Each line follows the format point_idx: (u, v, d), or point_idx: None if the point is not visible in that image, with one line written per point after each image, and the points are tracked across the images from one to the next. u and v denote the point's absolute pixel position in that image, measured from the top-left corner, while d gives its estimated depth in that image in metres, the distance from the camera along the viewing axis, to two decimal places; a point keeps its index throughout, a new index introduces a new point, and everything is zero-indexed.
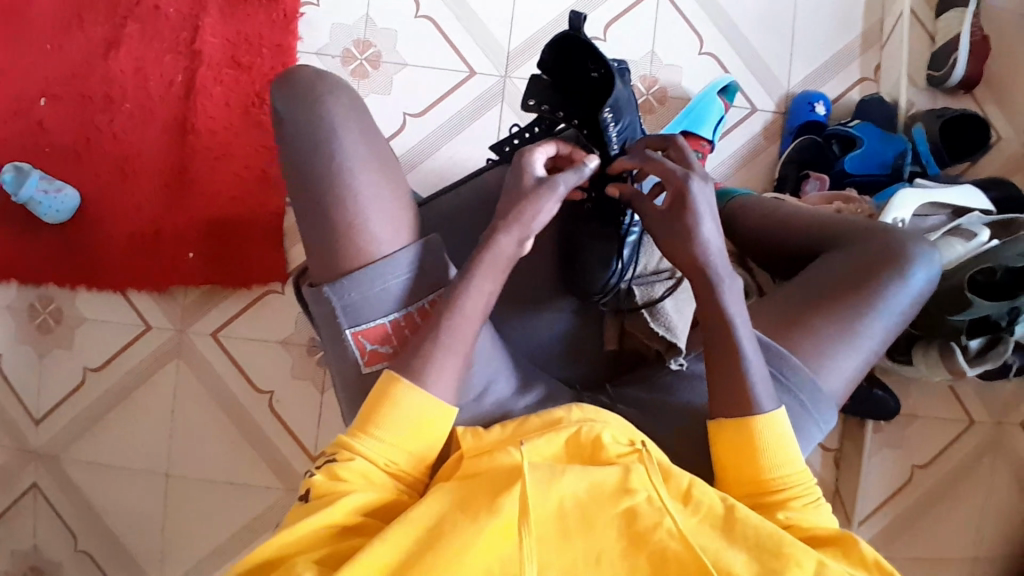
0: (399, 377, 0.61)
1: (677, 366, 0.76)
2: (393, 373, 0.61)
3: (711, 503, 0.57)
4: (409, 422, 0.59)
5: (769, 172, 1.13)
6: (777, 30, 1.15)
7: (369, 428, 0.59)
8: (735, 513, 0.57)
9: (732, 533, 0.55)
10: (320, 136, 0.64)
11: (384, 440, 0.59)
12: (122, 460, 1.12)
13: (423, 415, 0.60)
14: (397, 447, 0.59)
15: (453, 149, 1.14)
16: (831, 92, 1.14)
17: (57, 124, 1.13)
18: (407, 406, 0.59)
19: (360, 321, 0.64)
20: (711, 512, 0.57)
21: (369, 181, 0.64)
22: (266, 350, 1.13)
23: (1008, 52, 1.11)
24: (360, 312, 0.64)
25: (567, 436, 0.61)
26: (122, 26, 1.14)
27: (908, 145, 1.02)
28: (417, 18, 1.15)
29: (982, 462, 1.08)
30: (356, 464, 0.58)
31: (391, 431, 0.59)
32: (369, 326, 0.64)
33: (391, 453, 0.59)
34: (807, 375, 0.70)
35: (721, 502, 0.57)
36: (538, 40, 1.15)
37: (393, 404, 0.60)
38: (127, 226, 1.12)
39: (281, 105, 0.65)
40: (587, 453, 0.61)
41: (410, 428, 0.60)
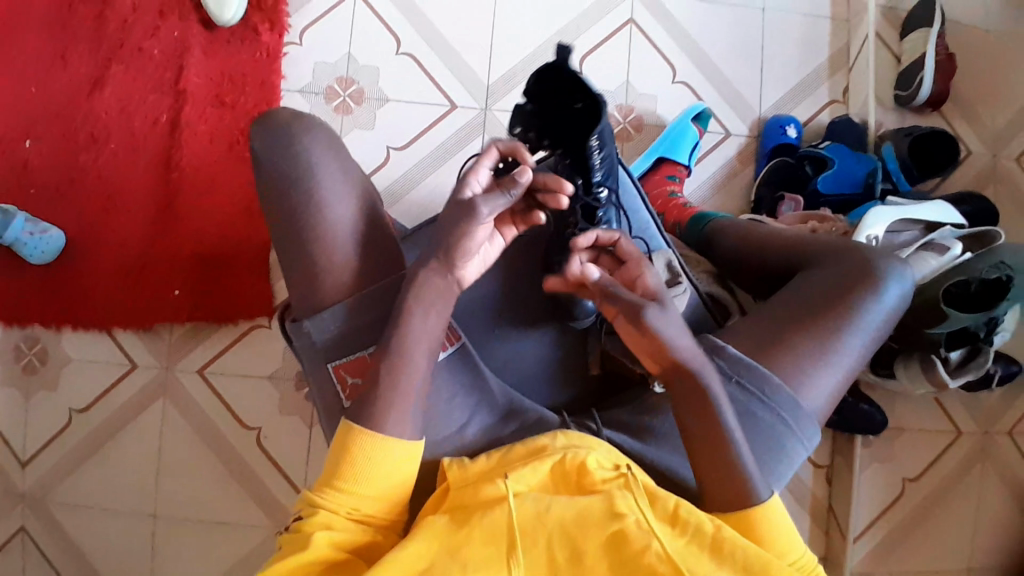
0: (353, 426, 0.62)
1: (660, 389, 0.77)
2: (346, 422, 0.63)
3: (698, 521, 0.58)
4: (370, 471, 0.61)
5: (745, 193, 1.16)
6: (747, 57, 1.19)
7: (335, 480, 0.62)
8: (721, 534, 0.57)
9: (721, 553, 0.56)
10: (302, 170, 0.66)
11: (346, 490, 0.61)
12: (109, 501, 1.10)
13: (379, 458, 0.61)
14: (361, 495, 0.61)
15: (437, 181, 1.16)
16: (801, 115, 1.17)
17: (42, 165, 1.14)
18: (367, 454, 0.61)
19: (340, 355, 0.68)
20: (698, 532, 0.57)
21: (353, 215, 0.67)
22: (251, 386, 1.12)
23: (971, 70, 1.15)
24: (337, 347, 0.68)
25: (552, 464, 0.63)
26: (105, 67, 1.15)
27: (878, 164, 1.05)
28: (398, 54, 1.18)
29: (971, 472, 1.09)
30: (321, 516, 0.60)
31: (350, 481, 0.61)
32: (347, 359, 0.68)
33: (358, 501, 0.61)
34: (787, 395, 0.72)
35: (708, 520, 0.58)
36: (516, 74, 1.18)
37: (348, 453, 0.62)
38: (113, 264, 1.12)
39: (263, 142, 0.67)
40: (571, 481, 0.63)
41: (368, 475, 0.61)
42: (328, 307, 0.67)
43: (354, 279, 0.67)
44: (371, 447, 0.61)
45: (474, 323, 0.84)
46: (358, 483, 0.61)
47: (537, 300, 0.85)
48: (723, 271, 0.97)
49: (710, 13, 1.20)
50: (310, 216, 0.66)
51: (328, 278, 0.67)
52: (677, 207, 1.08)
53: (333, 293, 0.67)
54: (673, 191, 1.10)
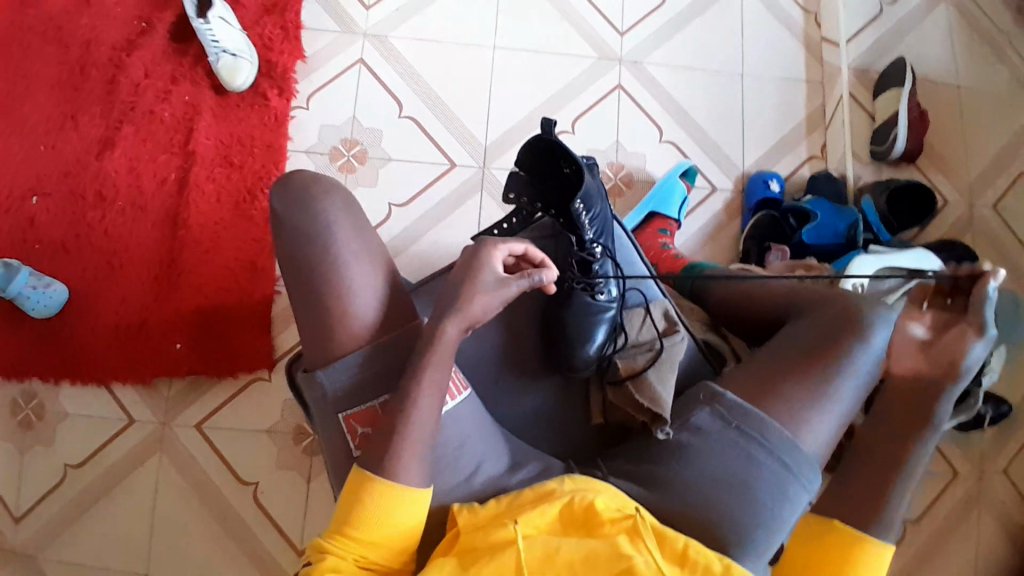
0: (362, 472, 0.62)
1: (664, 435, 0.76)
2: (357, 469, 0.63)
3: (708, 564, 0.61)
4: (376, 517, 0.61)
5: (733, 245, 1.21)
6: (729, 118, 1.26)
7: (342, 527, 0.61)
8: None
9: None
10: (318, 219, 0.69)
11: (353, 537, 0.61)
12: (99, 561, 1.07)
13: (392, 506, 0.61)
14: (368, 542, 0.61)
15: (438, 235, 1.20)
16: (783, 170, 1.24)
17: (50, 221, 1.17)
18: (374, 501, 0.61)
19: (350, 405, 0.68)
20: (706, 572, 0.60)
21: (367, 261, 0.70)
22: (250, 439, 1.12)
23: (941, 128, 1.23)
24: (347, 397, 0.68)
25: (562, 503, 0.64)
26: (117, 129, 1.20)
27: (859, 216, 1.10)
28: (400, 118, 1.25)
29: (970, 516, 1.09)
30: (328, 562, 0.60)
31: (357, 528, 0.61)
32: (357, 409, 0.68)
33: (364, 548, 0.61)
34: (787, 441, 0.72)
35: (716, 561, 0.61)
36: (512, 135, 1.25)
37: (358, 500, 0.61)
38: (116, 319, 1.13)
39: (280, 192, 0.70)
40: (581, 521, 0.63)
41: (374, 521, 0.61)
42: (340, 349, 0.69)
43: (367, 321, 0.69)
44: (379, 494, 0.61)
45: (478, 369, 0.85)
46: (369, 532, 0.61)
47: (537, 349, 0.87)
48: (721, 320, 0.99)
49: (691, 80, 1.28)
50: (323, 260, 0.68)
51: (340, 320, 0.68)
52: (669, 258, 1.12)
53: (344, 334, 0.69)
54: (665, 243, 1.14)
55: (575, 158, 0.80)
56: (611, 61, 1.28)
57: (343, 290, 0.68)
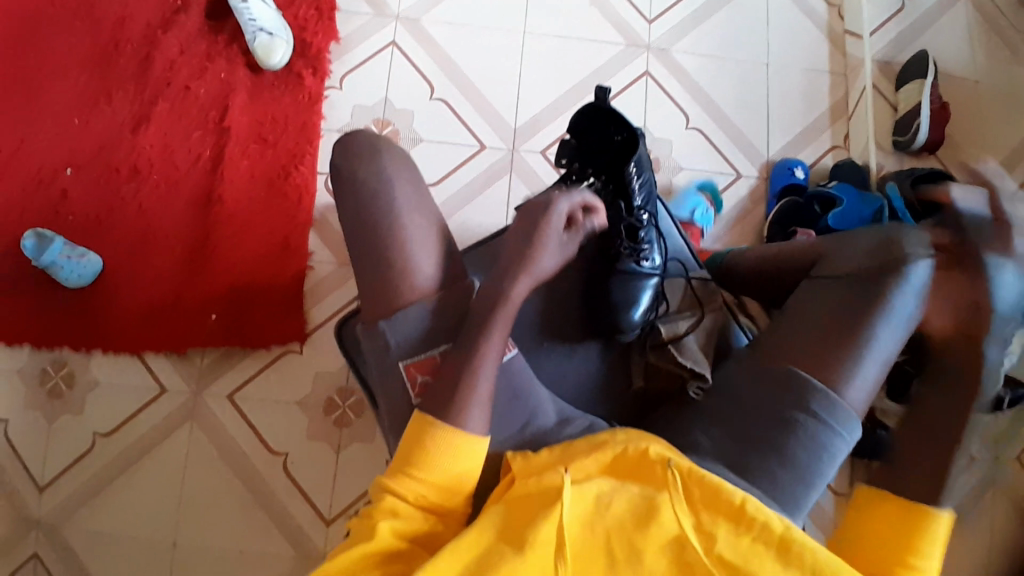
0: (426, 418, 0.67)
1: (694, 394, 0.80)
2: (420, 414, 0.68)
3: (763, 520, 0.64)
4: (436, 459, 0.66)
5: (757, 230, 1.24)
6: (754, 107, 1.29)
7: (405, 467, 0.66)
8: (789, 534, 0.63)
9: (786, 554, 0.63)
10: (386, 192, 0.77)
11: (414, 477, 0.66)
12: (129, 528, 1.08)
13: (451, 452, 0.66)
14: (426, 482, 0.66)
15: (467, 215, 1.22)
16: (807, 158, 1.26)
17: (84, 193, 1.18)
18: (434, 444, 0.66)
19: (411, 355, 0.73)
20: (767, 529, 0.64)
21: (423, 227, 0.77)
22: (280, 411, 1.13)
23: (962, 120, 1.25)
24: (409, 346, 0.73)
25: (614, 452, 0.70)
26: (153, 105, 1.22)
27: (884, 202, 1.11)
28: (432, 99, 1.27)
29: (987, 498, 1.11)
30: (388, 500, 0.65)
31: (418, 469, 0.66)
32: (418, 358, 0.73)
33: (422, 488, 0.66)
34: (828, 400, 0.72)
35: (778, 519, 0.64)
36: (540, 119, 1.27)
37: (421, 444, 0.67)
38: (150, 290, 1.15)
39: (351, 161, 0.79)
40: (631, 470, 0.69)
41: (434, 463, 0.66)
42: None
43: None
44: (440, 438, 0.66)
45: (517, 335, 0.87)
46: (430, 474, 0.66)
47: (578, 317, 0.88)
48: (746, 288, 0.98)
49: (718, 69, 1.30)
50: None
51: None
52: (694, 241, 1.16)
53: None
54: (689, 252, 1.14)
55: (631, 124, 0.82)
56: (639, 49, 1.31)
57: None
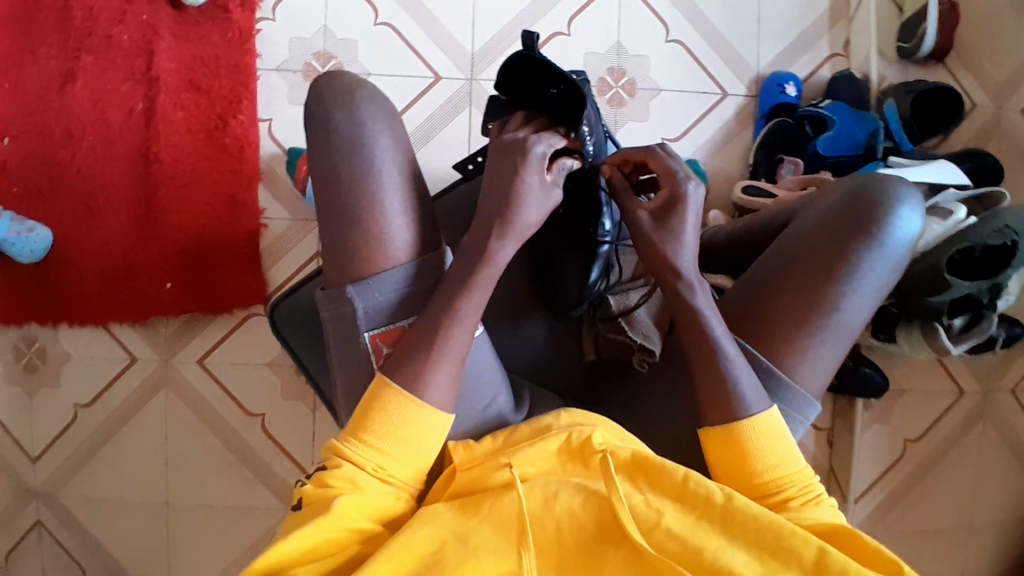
0: (390, 382, 0.62)
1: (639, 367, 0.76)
2: (381, 377, 0.62)
3: (708, 493, 0.59)
4: (397, 427, 0.60)
5: (744, 156, 1.12)
6: (742, 11, 1.13)
7: (362, 434, 0.60)
8: (732, 503, 0.59)
9: (731, 526, 0.58)
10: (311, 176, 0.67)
11: (374, 446, 0.60)
12: (121, 491, 1.12)
13: (414, 420, 0.61)
14: (386, 453, 0.60)
15: (424, 158, 1.13)
16: (800, 71, 1.12)
17: (19, 160, 1.11)
18: (398, 410, 0.60)
19: (376, 325, 0.65)
20: (708, 504, 0.59)
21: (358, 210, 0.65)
22: (252, 374, 1.13)
23: (981, 15, 1.09)
24: (377, 315, 0.65)
25: (557, 443, 0.64)
26: (74, 56, 1.11)
27: (879, 124, 1.01)
28: (376, 25, 1.13)
29: (972, 430, 1.09)
30: (344, 469, 0.59)
31: (379, 437, 0.60)
32: (386, 329, 0.65)
33: (382, 459, 0.60)
34: (751, 391, 0.64)
35: (719, 490, 0.59)
36: (500, 41, 1.13)
37: (382, 410, 0.61)
38: (104, 260, 1.11)
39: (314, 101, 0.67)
40: (578, 458, 0.64)
41: (396, 432, 0.60)
42: None
43: (338, 288, 0.65)
44: (403, 405, 0.60)
45: None
46: (392, 445, 0.60)
47: (532, 290, 0.85)
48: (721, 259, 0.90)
49: None
50: None
51: None
52: None
53: None
54: None
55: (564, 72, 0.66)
56: None
57: None
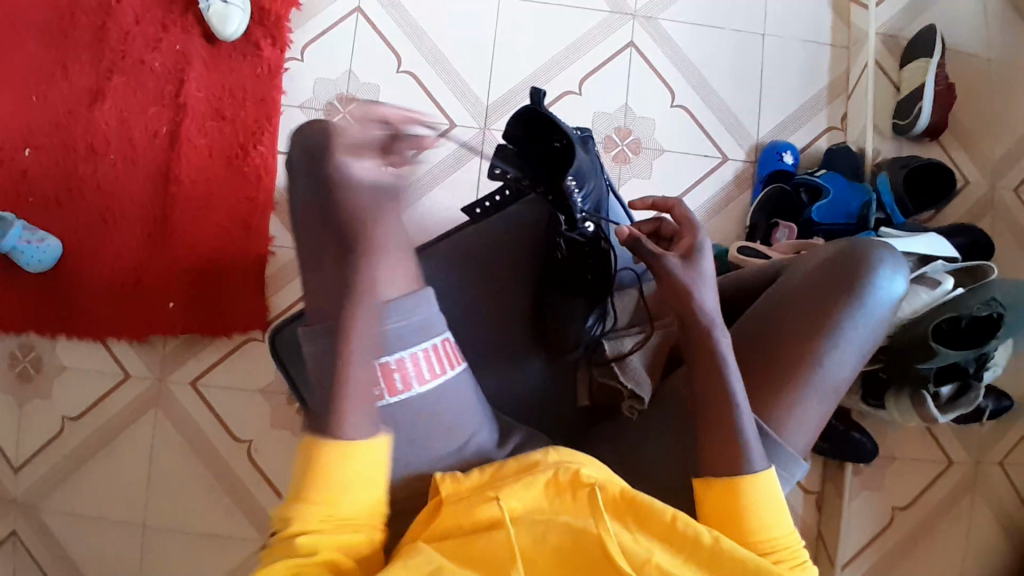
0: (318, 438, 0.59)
1: (630, 412, 0.78)
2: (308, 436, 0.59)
3: (698, 534, 0.60)
4: (338, 476, 0.58)
5: (741, 218, 1.16)
6: (745, 83, 1.19)
7: (304, 492, 0.58)
8: (720, 546, 0.59)
9: (717, 566, 0.59)
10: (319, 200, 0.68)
11: (318, 501, 0.58)
12: (99, 509, 1.10)
13: (349, 461, 0.58)
14: (335, 503, 0.58)
15: (434, 198, 1.16)
16: (799, 141, 1.18)
17: (40, 173, 1.14)
18: (331, 461, 0.58)
19: (353, 360, 0.60)
20: (696, 543, 0.59)
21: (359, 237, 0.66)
22: (245, 397, 1.13)
23: (969, 102, 1.16)
24: (357, 351, 0.60)
25: (545, 479, 0.62)
26: (107, 79, 1.16)
27: (873, 195, 1.05)
28: (399, 72, 1.19)
29: (961, 503, 1.08)
30: (297, 529, 0.57)
31: (322, 491, 0.58)
32: (362, 365, 0.60)
33: (331, 511, 0.58)
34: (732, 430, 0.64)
35: (707, 532, 0.60)
36: (514, 94, 1.19)
37: (316, 456, 0.58)
38: (110, 275, 1.13)
39: None
40: (567, 492, 0.62)
41: (338, 481, 0.58)
42: None
43: None
44: (337, 452, 0.58)
45: (462, 344, 0.83)
46: (334, 491, 0.58)
47: (525, 331, 0.84)
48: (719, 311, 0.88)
49: (709, 39, 1.20)
50: None
51: None
52: None
53: None
54: None
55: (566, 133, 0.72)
56: (624, 16, 1.21)
57: None
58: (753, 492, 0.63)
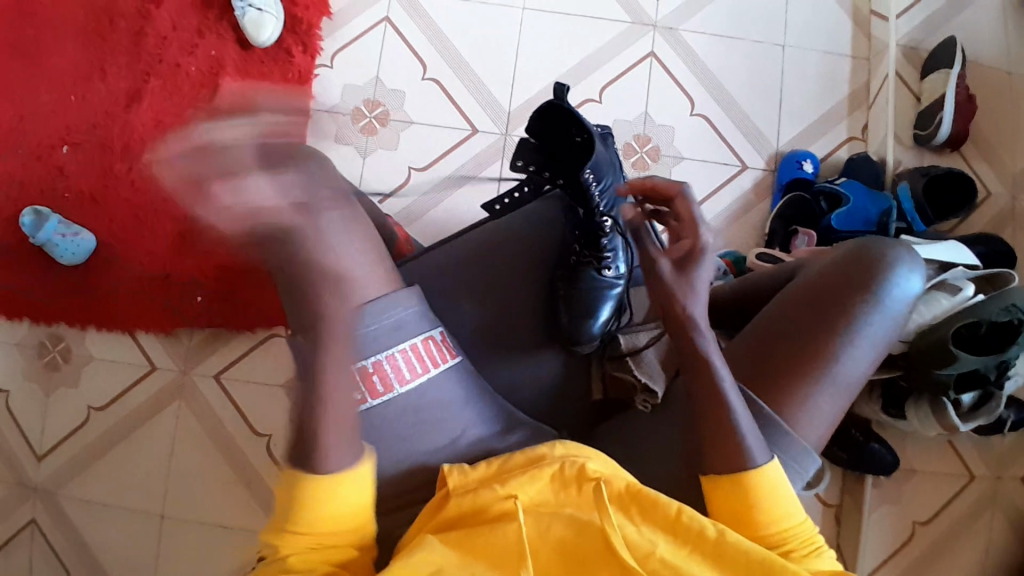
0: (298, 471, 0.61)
1: (643, 407, 0.76)
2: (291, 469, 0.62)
3: (701, 526, 0.59)
4: (320, 506, 0.61)
5: (759, 226, 1.16)
6: (765, 93, 1.20)
7: (287, 522, 0.61)
8: (724, 540, 0.58)
9: (720, 563, 0.58)
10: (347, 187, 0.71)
11: (302, 528, 0.61)
12: (118, 498, 1.12)
13: (316, 488, 0.61)
14: (318, 529, 0.61)
15: (454, 200, 1.19)
16: (818, 150, 1.18)
17: (78, 170, 1.19)
18: (311, 492, 0.61)
19: None
20: (699, 538, 0.58)
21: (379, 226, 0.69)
22: (264, 392, 1.15)
23: (990, 115, 1.15)
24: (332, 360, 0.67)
25: (551, 472, 0.62)
26: (145, 82, 1.21)
27: (893, 203, 1.05)
28: (423, 79, 1.22)
29: (985, 519, 1.06)
30: (283, 553, 0.61)
31: (304, 519, 0.61)
32: None
33: (316, 537, 0.61)
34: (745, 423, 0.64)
35: (711, 526, 0.59)
36: (536, 100, 1.21)
37: (290, 488, 0.61)
38: (140, 269, 1.16)
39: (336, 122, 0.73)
40: (572, 485, 0.62)
41: (322, 510, 0.61)
42: None
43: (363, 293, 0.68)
44: (317, 483, 0.61)
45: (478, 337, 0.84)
46: (318, 519, 0.61)
47: (537, 326, 0.85)
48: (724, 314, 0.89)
49: (729, 50, 1.22)
50: None
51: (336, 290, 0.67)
52: None
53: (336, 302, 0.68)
54: None
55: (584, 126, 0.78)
56: (645, 27, 1.23)
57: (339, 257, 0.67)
58: (762, 484, 0.62)
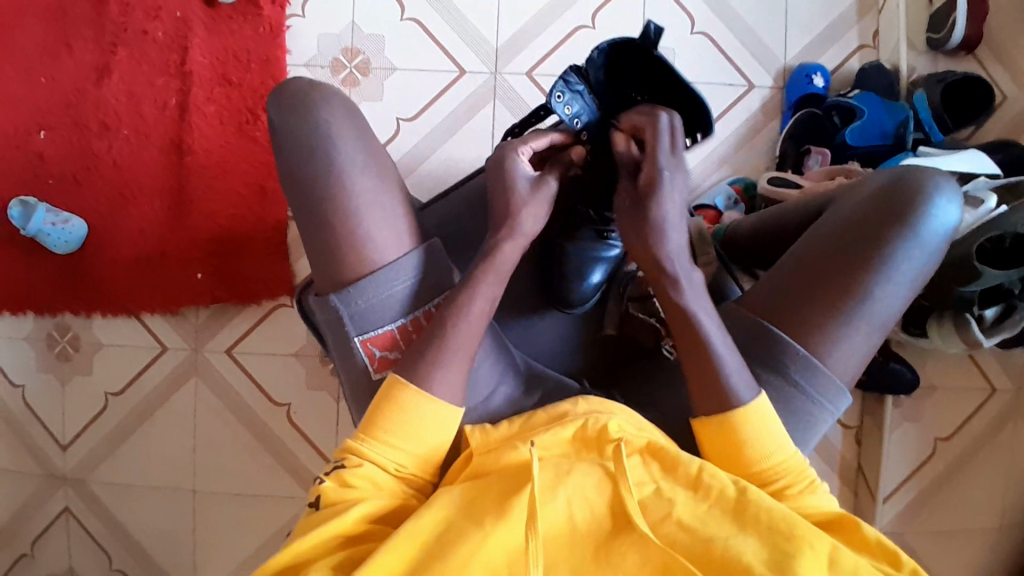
0: (402, 381, 0.60)
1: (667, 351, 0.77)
2: (393, 376, 0.61)
3: (722, 486, 0.56)
4: (412, 426, 0.59)
5: (771, 147, 1.11)
6: (769, 3, 1.12)
7: (377, 433, 0.59)
8: (746, 497, 0.55)
9: (744, 518, 0.54)
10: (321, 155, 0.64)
11: (389, 445, 0.59)
12: (147, 478, 1.14)
13: (424, 415, 0.60)
14: (403, 452, 0.59)
15: (449, 150, 1.14)
16: (828, 63, 1.11)
17: (56, 152, 1.14)
18: (410, 409, 0.59)
19: (368, 328, 0.65)
20: (721, 496, 0.56)
21: (369, 197, 0.64)
22: (276, 363, 1.14)
23: (1011, 8, 1.07)
24: (367, 319, 0.65)
25: (573, 430, 0.60)
26: (112, 52, 1.14)
27: (910, 113, 0.99)
28: (402, 21, 1.15)
29: (1005, 430, 1.06)
30: (363, 469, 0.58)
31: (395, 436, 0.59)
32: (375, 333, 0.65)
33: (400, 458, 0.59)
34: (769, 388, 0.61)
35: (732, 485, 0.56)
36: (524, 35, 1.14)
37: (397, 409, 0.59)
38: (135, 250, 1.14)
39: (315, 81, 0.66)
40: (593, 446, 0.59)
41: (410, 432, 0.59)
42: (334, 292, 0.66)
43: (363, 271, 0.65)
44: (418, 404, 0.59)
45: None
46: (405, 436, 0.59)
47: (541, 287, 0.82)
48: (745, 249, 0.88)
49: None
50: (313, 206, 0.64)
51: (336, 270, 0.65)
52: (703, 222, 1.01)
53: (337, 284, 0.65)
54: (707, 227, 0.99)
55: (658, 89, 0.70)
56: None
57: (333, 235, 0.64)
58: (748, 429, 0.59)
